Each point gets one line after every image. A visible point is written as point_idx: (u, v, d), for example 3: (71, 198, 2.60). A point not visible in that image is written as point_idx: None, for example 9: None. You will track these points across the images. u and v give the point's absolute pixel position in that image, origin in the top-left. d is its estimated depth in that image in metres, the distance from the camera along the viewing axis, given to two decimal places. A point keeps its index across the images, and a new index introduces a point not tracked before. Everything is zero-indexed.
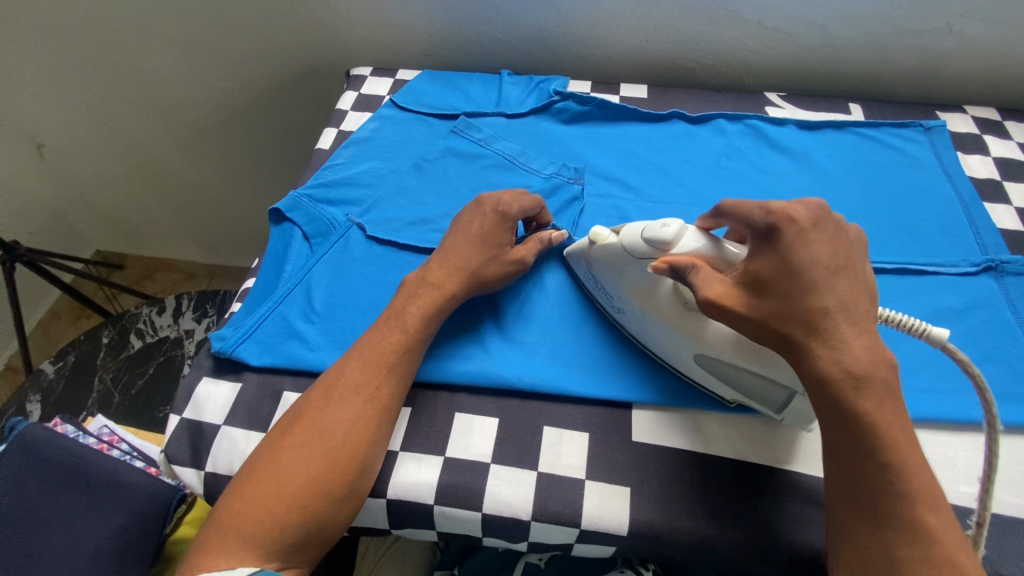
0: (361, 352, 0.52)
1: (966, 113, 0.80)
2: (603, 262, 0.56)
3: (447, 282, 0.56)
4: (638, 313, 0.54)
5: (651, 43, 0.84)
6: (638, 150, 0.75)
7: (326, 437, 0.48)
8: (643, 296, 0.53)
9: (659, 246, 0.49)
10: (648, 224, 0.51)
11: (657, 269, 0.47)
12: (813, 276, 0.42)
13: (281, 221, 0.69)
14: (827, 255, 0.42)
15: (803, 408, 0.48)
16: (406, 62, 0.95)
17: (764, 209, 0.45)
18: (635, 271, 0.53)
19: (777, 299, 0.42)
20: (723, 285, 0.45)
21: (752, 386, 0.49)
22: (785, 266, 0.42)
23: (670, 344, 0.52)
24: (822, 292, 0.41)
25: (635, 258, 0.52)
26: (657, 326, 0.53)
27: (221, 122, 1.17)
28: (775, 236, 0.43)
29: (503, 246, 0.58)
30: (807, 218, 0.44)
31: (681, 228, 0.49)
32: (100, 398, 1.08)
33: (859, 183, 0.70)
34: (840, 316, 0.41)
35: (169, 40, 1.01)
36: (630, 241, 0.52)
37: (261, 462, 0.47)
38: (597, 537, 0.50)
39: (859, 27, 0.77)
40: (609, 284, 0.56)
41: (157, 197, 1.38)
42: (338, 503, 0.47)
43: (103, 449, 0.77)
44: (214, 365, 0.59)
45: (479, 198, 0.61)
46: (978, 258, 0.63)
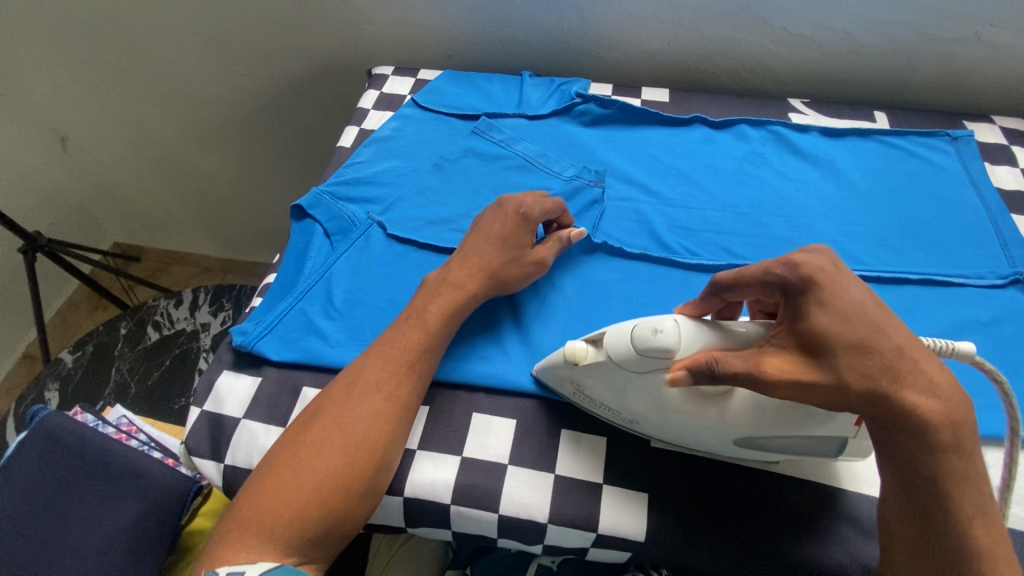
0: (380, 351, 0.52)
1: (993, 123, 0.78)
2: (596, 380, 0.49)
3: (468, 283, 0.56)
4: (654, 420, 0.48)
5: (673, 46, 0.84)
6: (659, 154, 0.75)
7: (346, 432, 0.48)
8: (658, 407, 0.47)
9: (664, 355, 0.44)
10: (639, 327, 0.45)
11: (678, 378, 0.42)
12: (874, 317, 0.40)
13: (303, 217, 0.69)
14: (870, 295, 0.41)
15: (863, 445, 0.46)
16: (427, 62, 0.96)
17: (789, 265, 0.42)
18: (643, 387, 0.46)
19: (854, 349, 0.39)
20: (778, 358, 0.41)
21: (802, 447, 0.47)
22: (843, 313, 0.40)
23: (705, 438, 0.48)
24: (889, 332, 0.40)
25: (634, 373, 0.46)
26: (693, 429, 0.47)
27: (240, 118, 1.18)
28: (814, 288, 0.41)
29: (525, 246, 0.58)
30: (829, 262, 0.42)
31: (675, 327, 0.44)
32: (117, 388, 1.09)
33: (884, 192, 0.70)
34: (915, 352, 0.39)
35: (193, 36, 1.03)
36: (623, 353, 0.46)
37: (282, 456, 0.48)
38: (614, 542, 0.49)
39: (885, 34, 0.76)
40: (611, 400, 0.49)
41: (175, 190, 1.39)
42: (356, 499, 0.47)
43: (122, 439, 0.77)
44: (234, 359, 0.59)
45: (500, 200, 0.61)
46: (1005, 270, 0.62)
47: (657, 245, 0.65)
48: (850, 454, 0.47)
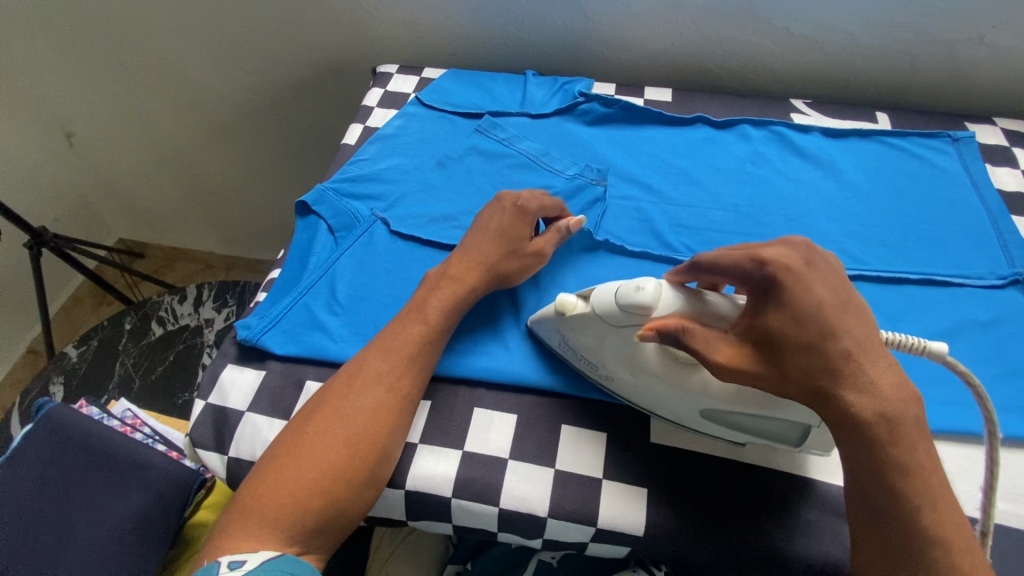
0: (381, 343, 0.53)
1: (995, 125, 0.79)
2: (579, 334, 0.52)
3: (466, 276, 0.56)
4: (628, 379, 0.51)
5: (676, 47, 0.84)
6: (661, 154, 0.75)
7: (347, 423, 0.48)
8: (631, 365, 0.49)
9: (639, 313, 0.46)
10: (623, 286, 0.47)
11: (647, 335, 0.45)
12: (829, 319, 0.39)
13: (308, 213, 0.70)
14: (831, 295, 0.40)
15: (823, 438, 0.46)
16: (431, 61, 0.96)
17: (755, 260, 0.42)
18: (618, 342, 0.49)
19: (797, 352, 0.39)
20: (727, 344, 0.42)
21: (764, 429, 0.48)
22: (796, 314, 0.40)
23: (671, 404, 0.49)
24: (842, 334, 0.39)
25: (614, 327, 0.49)
26: (656, 390, 0.49)
27: (245, 115, 1.19)
28: (774, 287, 0.41)
29: (522, 239, 0.58)
30: (799, 260, 0.42)
31: (656, 289, 0.46)
32: (121, 382, 1.10)
33: (885, 192, 0.70)
34: (863, 356, 0.39)
35: (199, 34, 1.03)
36: (605, 309, 0.48)
37: (285, 447, 0.48)
38: (613, 537, 0.50)
39: (888, 36, 0.77)
40: (591, 353, 0.52)
41: (180, 187, 1.40)
42: (356, 489, 0.47)
43: (127, 432, 0.78)
44: (238, 353, 0.60)
45: (498, 195, 0.62)
46: (1005, 271, 0.62)
47: (659, 244, 0.66)
48: (813, 446, 0.48)
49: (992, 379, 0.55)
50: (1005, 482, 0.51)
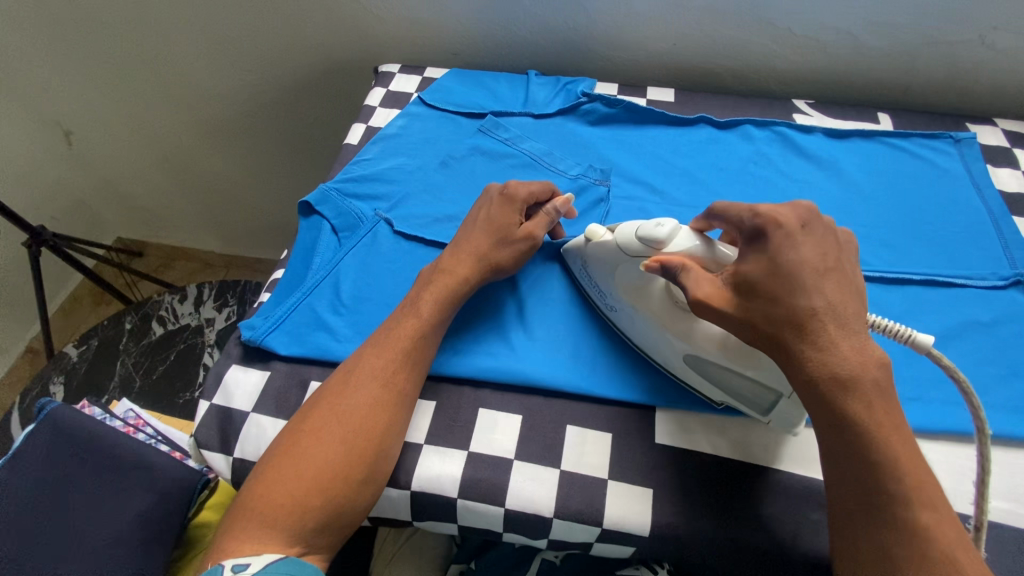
0: (375, 340, 0.53)
1: (996, 126, 0.79)
2: (597, 260, 0.56)
3: (459, 268, 0.56)
4: (630, 311, 0.54)
5: (679, 47, 0.84)
6: (664, 154, 0.75)
7: (344, 421, 0.49)
8: (636, 296, 0.53)
9: (651, 246, 0.50)
10: (642, 223, 0.51)
11: (651, 267, 0.47)
12: (803, 277, 0.42)
13: (310, 213, 0.69)
14: (817, 258, 0.43)
15: (792, 410, 0.48)
16: (433, 60, 0.96)
17: (753, 211, 0.46)
18: (630, 270, 0.53)
19: (766, 301, 0.42)
20: (713, 286, 0.44)
21: (739, 389, 0.49)
22: (774, 267, 0.42)
23: (660, 344, 0.53)
24: (812, 293, 0.41)
25: (629, 257, 0.52)
26: (648, 326, 0.53)
27: (245, 114, 1.18)
28: (764, 238, 0.44)
29: (511, 225, 0.58)
30: (794, 220, 0.44)
31: (675, 229, 0.49)
32: (122, 382, 1.10)
33: (887, 193, 0.70)
34: (829, 317, 0.41)
35: (200, 32, 1.03)
36: (623, 241, 0.52)
37: (283, 447, 0.48)
38: (619, 537, 0.50)
39: (890, 37, 0.77)
40: (604, 282, 0.56)
41: (180, 186, 1.39)
42: (356, 485, 0.47)
43: (130, 432, 0.78)
44: (242, 353, 0.60)
45: (487, 188, 0.62)
46: (1007, 272, 0.62)
47: None
48: (781, 420, 0.49)
49: (994, 379, 0.55)
50: (1005, 481, 0.51)
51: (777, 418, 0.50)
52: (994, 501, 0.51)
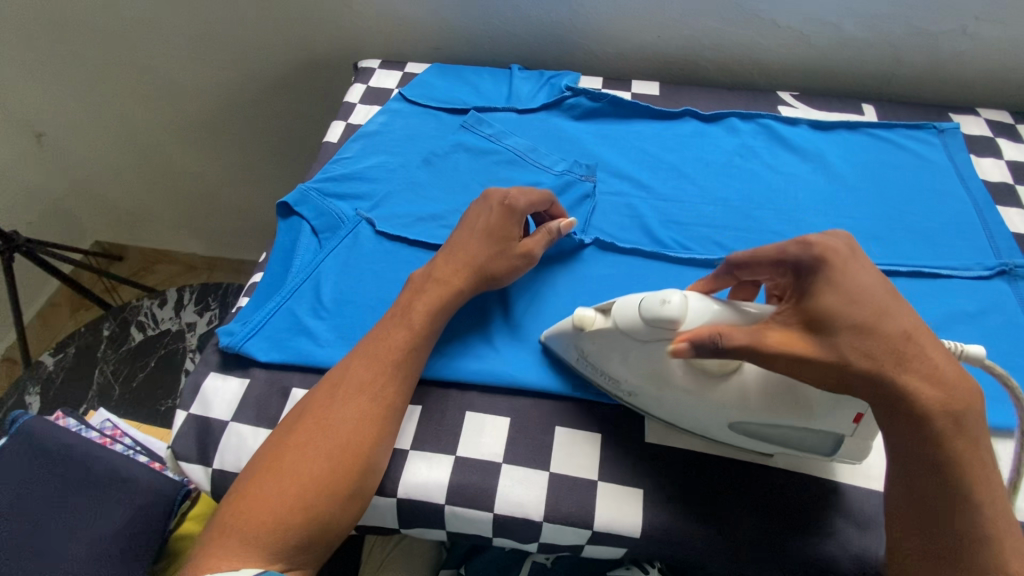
0: (361, 351, 0.52)
1: (979, 115, 0.79)
2: (598, 350, 0.50)
3: (453, 278, 0.55)
4: (649, 393, 0.49)
5: (663, 39, 0.83)
6: (650, 148, 0.74)
7: (330, 435, 0.47)
8: (657, 378, 0.48)
9: (667, 326, 0.44)
10: (646, 296, 0.45)
11: (679, 351, 0.41)
12: (883, 300, 0.40)
13: (289, 215, 0.67)
14: (883, 280, 0.41)
15: (856, 447, 0.46)
16: (414, 55, 0.94)
17: (799, 246, 0.43)
18: (643, 356, 0.47)
19: (852, 331, 0.39)
20: (778, 331, 0.41)
21: (794, 439, 0.47)
22: (847, 294, 0.40)
23: (705, 417, 0.48)
24: (896, 316, 0.40)
25: (639, 342, 0.47)
26: (690, 405, 0.48)
27: (223, 112, 1.15)
28: (823, 270, 0.41)
29: (511, 239, 0.57)
30: (845, 247, 0.42)
31: (684, 300, 0.44)
32: (101, 391, 1.08)
33: (873, 184, 0.70)
34: (923, 339, 0.39)
35: (174, 28, 1.00)
36: (628, 324, 0.46)
37: (266, 462, 0.47)
38: (610, 539, 0.49)
39: (873, 27, 0.77)
40: (609, 368, 0.50)
41: (157, 187, 1.36)
42: (342, 500, 0.46)
43: (106, 443, 0.76)
44: (221, 360, 0.58)
45: (485, 193, 0.60)
46: (992, 262, 0.63)
47: (650, 240, 0.65)
48: (845, 456, 0.48)
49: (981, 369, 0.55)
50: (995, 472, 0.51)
51: (841, 455, 0.48)
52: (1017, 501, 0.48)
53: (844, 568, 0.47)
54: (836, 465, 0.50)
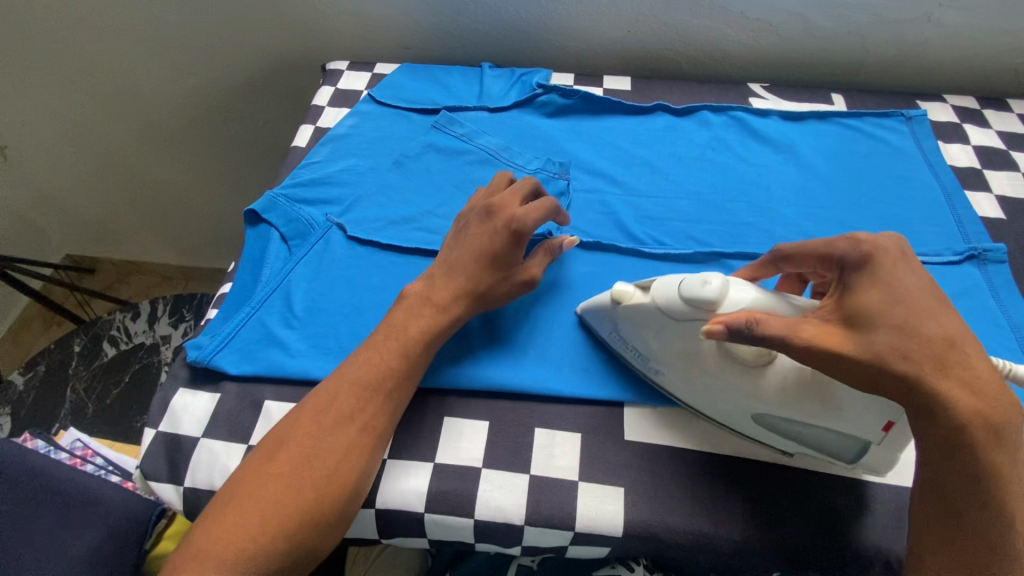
0: (350, 373, 0.49)
1: (945, 102, 0.80)
2: (634, 324, 0.50)
3: (452, 305, 0.53)
4: (681, 373, 0.50)
5: (633, 34, 0.83)
6: (622, 144, 0.74)
7: (317, 465, 0.45)
8: (687, 356, 0.48)
9: (702, 307, 0.45)
10: (686, 279, 0.46)
11: (712, 331, 0.42)
12: (925, 303, 0.40)
13: (257, 223, 0.66)
14: (930, 283, 0.41)
15: (882, 458, 0.45)
16: (384, 56, 0.93)
17: (854, 241, 0.43)
18: (677, 333, 0.48)
19: (893, 330, 0.39)
20: (815, 325, 0.40)
21: (821, 441, 0.47)
22: (894, 293, 0.40)
23: (732, 406, 0.49)
24: (940, 320, 0.39)
25: (674, 320, 0.47)
26: (722, 394, 0.48)
27: (191, 119, 1.13)
28: (870, 264, 0.42)
29: (516, 263, 0.54)
30: (897, 250, 0.42)
31: (724, 283, 0.45)
32: (74, 409, 1.05)
33: (843, 172, 0.70)
34: (966, 345, 0.39)
35: (136, 35, 0.97)
36: (667, 302, 0.47)
37: (246, 489, 0.44)
38: (592, 540, 0.49)
39: (840, 17, 0.77)
40: (641, 344, 0.51)
41: (127, 199, 1.32)
42: (314, 535, 0.44)
43: (77, 465, 0.74)
44: (190, 375, 0.57)
45: (488, 206, 0.56)
46: (961, 247, 0.63)
47: (625, 236, 0.65)
48: (869, 466, 0.47)
49: None
50: None
51: (864, 465, 0.47)
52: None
53: (823, 556, 0.47)
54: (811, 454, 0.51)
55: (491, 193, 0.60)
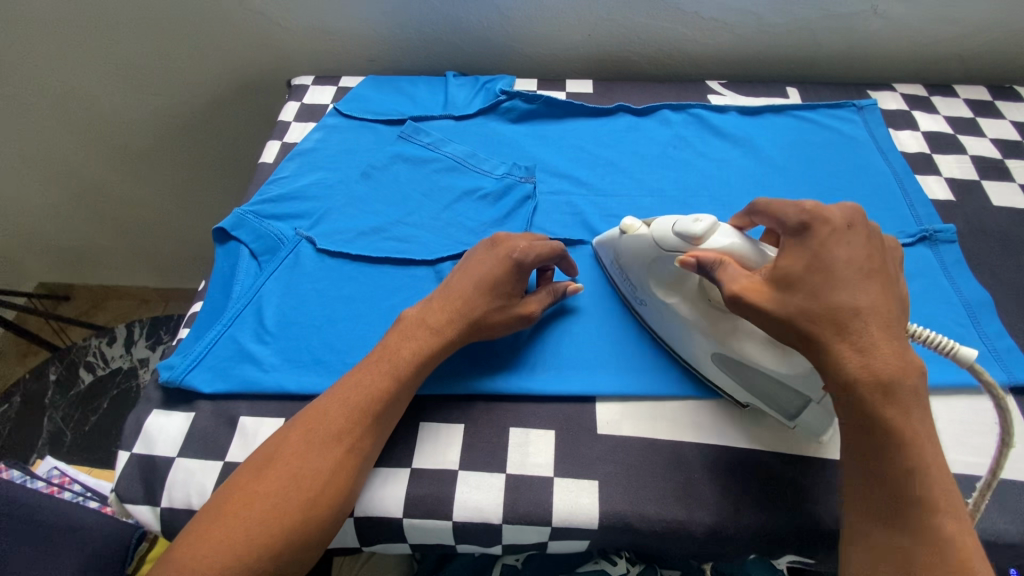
0: (341, 394, 0.49)
1: (895, 91, 0.83)
2: (631, 253, 0.56)
3: (446, 328, 0.52)
4: (658, 303, 0.54)
5: (593, 38, 0.85)
6: (587, 145, 0.76)
7: (305, 486, 0.44)
8: (670, 287, 0.53)
9: (688, 242, 0.49)
10: (680, 218, 0.50)
11: (685, 263, 0.47)
12: (846, 275, 0.41)
13: (226, 240, 0.66)
14: (861, 257, 0.42)
15: (823, 414, 0.48)
16: (350, 69, 0.94)
17: (799, 207, 0.45)
18: (663, 264, 0.53)
19: (806, 294, 0.41)
20: (750, 279, 0.44)
21: (768, 391, 0.50)
22: (817, 262, 0.42)
23: (690, 344, 0.53)
24: (854, 290, 0.41)
25: (664, 253, 0.51)
26: (682, 328, 0.53)
27: (160, 140, 1.12)
28: (808, 232, 0.44)
29: (514, 296, 0.54)
30: (840, 220, 0.44)
31: (713, 225, 0.48)
32: (52, 438, 1.05)
33: (799, 163, 0.73)
34: (871, 318, 0.40)
35: (99, 61, 0.97)
36: (659, 234, 0.51)
37: (232, 506, 0.44)
38: (569, 534, 0.50)
39: (790, 14, 0.80)
40: (635, 274, 0.56)
41: (97, 224, 1.31)
42: (287, 561, 0.43)
43: (54, 492, 0.73)
44: (163, 396, 0.57)
45: (494, 238, 0.58)
46: (913, 229, 0.66)
47: (591, 235, 0.66)
48: (810, 424, 0.49)
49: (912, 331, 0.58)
50: (957, 433, 0.52)
51: (803, 425, 0.50)
52: (962, 456, 0.51)
53: (792, 535, 0.48)
54: (775, 436, 0.52)
55: (508, 233, 0.61)
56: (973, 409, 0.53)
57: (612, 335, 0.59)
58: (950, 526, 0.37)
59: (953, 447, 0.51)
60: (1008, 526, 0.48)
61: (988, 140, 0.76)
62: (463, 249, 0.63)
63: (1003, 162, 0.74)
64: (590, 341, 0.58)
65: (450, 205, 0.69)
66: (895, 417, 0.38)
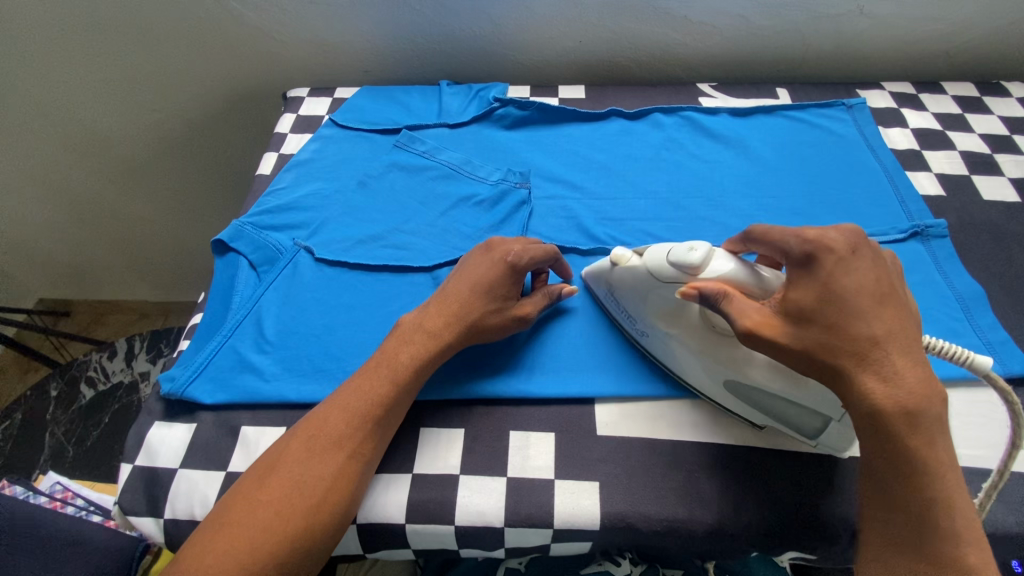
0: (342, 400, 0.49)
1: (884, 89, 0.84)
2: (626, 286, 0.55)
3: (444, 332, 0.53)
4: (663, 335, 0.53)
5: (584, 44, 0.86)
6: (580, 150, 0.76)
7: (306, 493, 0.45)
8: (671, 318, 0.52)
9: (686, 272, 0.48)
10: (674, 247, 0.49)
11: (687, 294, 0.45)
12: (860, 303, 0.42)
13: (225, 251, 0.66)
14: (870, 282, 0.42)
15: (843, 434, 0.48)
16: (344, 80, 0.95)
17: (800, 236, 0.45)
18: (660, 296, 0.52)
19: (824, 330, 0.42)
20: (759, 312, 0.44)
21: (783, 411, 0.49)
22: (828, 294, 0.42)
23: (700, 373, 0.52)
24: (869, 320, 0.41)
25: (663, 283, 0.51)
26: (690, 358, 0.52)
27: (158, 154, 1.13)
28: (814, 263, 0.44)
29: (510, 298, 0.55)
30: (844, 247, 0.43)
31: (709, 252, 0.48)
32: (54, 454, 1.05)
33: (791, 161, 0.73)
34: (891, 345, 0.41)
35: (96, 78, 0.98)
36: (654, 266, 0.51)
37: (235, 515, 0.44)
38: (572, 535, 0.50)
39: (778, 16, 0.81)
40: (635, 309, 0.55)
41: (95, 240, 1.31)
42: (293, 568, 0.43)
43: (57, 507, 0.74)
44: (165, 408, 0.57)
45: (489, 243, 0.59)
46: (905, 225, 0.66)
47: (587, 239, 0.67)
48: (831, 442, 0.49)
49: None
50: (962, 426, 0.52)
51: (824, 443, 0.50)
52: (967, 450, 0.51)
53: (794, 530, 0.49)
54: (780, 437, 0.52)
55: (501, 236, 0.62)
56: (970, 402, 0.53)
57: (609, 335, 0.59)
58: (947, 515, 0.38)
59: (958, 441, 0.52)
60: (1007, 517, 0.48)
61: (977, 136, 0.77)
62: (460, 255, 0.64)
63: (992, 157, 0.75)
64: (593, 344, 0.59)
65: (446, 212, 0.70)
66: (893, 409, 0.39)
